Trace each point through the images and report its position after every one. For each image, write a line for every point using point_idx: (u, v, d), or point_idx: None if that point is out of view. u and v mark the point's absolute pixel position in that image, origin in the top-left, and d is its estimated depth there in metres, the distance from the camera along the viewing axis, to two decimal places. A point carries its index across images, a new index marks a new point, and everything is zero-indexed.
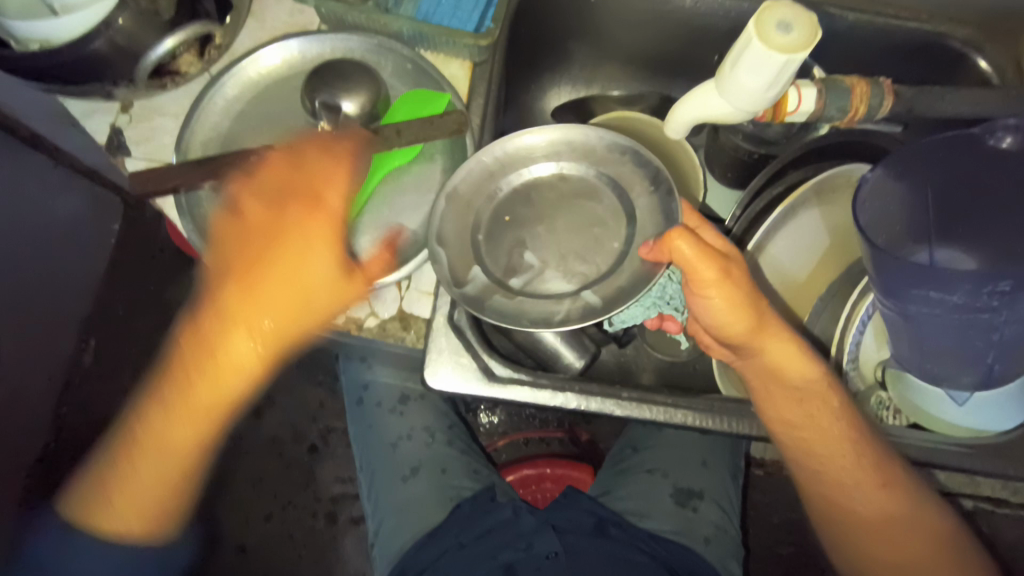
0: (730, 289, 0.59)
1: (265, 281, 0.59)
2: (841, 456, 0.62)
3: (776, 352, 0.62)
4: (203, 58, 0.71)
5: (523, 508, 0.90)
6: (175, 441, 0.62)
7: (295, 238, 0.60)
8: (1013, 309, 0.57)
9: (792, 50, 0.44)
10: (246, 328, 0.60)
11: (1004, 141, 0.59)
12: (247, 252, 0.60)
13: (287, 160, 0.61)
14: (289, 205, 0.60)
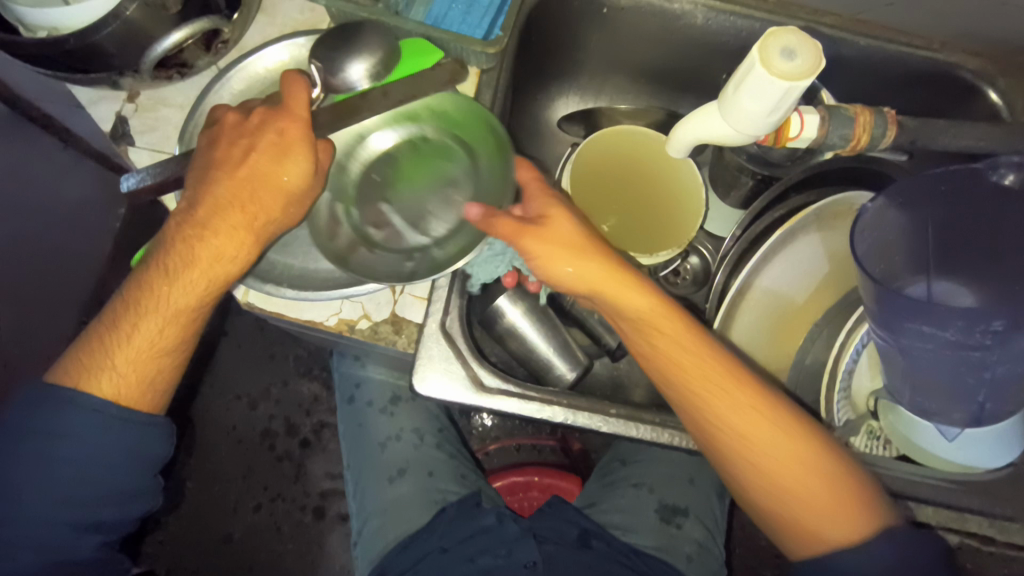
0: (563, 250, 0.60)
1: (245, 183, 0.60)
2: (720, 396, 0.59)
3: (644, 312, 0.61)
4: (210, 52, 0.71)
5: (507, 516, 0.89)
6: (150, 333, 0.59)
7: (254, 154, 0.60)
8: (1005, 349, 0.58)
9: (793, 78, 0.44)
10: (219, 224, 0.59)
11: (1006, 177, 0.60)
12: (215, 163, 0.60)
13: (227, 118, 0.62)
14: (267, 115, 0.61)
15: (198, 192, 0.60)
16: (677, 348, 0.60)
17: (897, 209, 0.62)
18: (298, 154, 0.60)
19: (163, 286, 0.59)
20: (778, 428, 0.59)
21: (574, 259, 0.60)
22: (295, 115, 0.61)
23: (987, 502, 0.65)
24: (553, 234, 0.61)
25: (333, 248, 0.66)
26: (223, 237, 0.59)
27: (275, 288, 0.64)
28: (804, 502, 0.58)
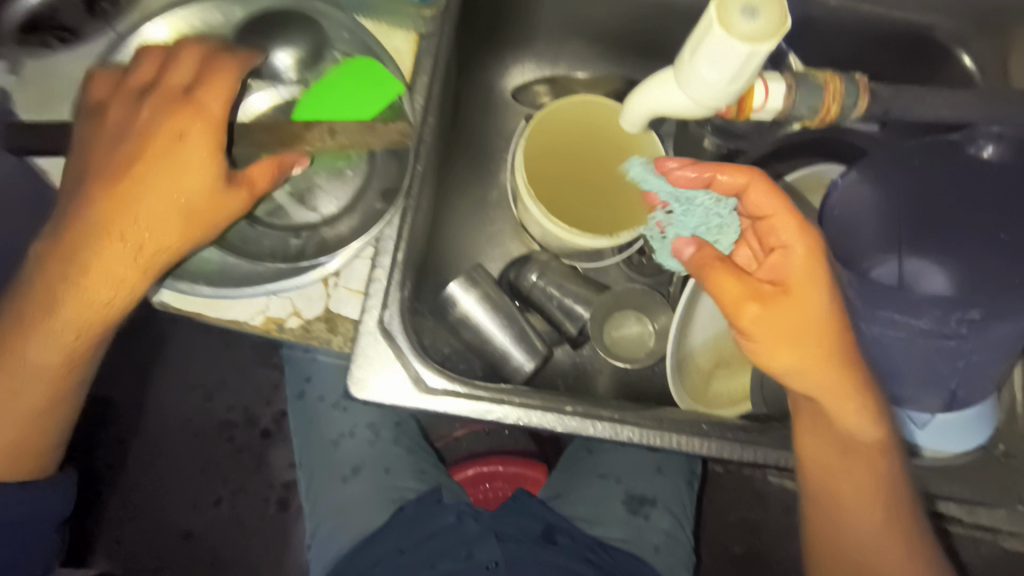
0: (773, 314, 0.51)
1: (142, 194, 0.53)
2: (861, 483, 0.55)
3: (841, 405, 0.53)
4: (96, 16, 0.62)
5: (468, 513, 0.85)
6: (27, 383, 0.55)
7: (144, 172, 0.53)
8: (980, 338, 0.55)
9: (755, 41, 0.39)
10: (106, 257, 0.53)
11: (985, 150, 0.58)
12: (112, 176, 0.54)
13: (127, 111, 0.56)
14: (182, 109, 0.55)
15: (84, 210, 0.53)
16: (836, 381, 0.52)
17: (872, 189, 0.59)
18: (199, 163, 0.54)
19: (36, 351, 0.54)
20: (866, 452, 0.55)
21: (785, 299, 0.51)
22: (208, 112, 0.55)
23: (958, 488, 0.60)
24: (789, 308, 0.51)
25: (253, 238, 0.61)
26: (108, 276, 0.53)
27: (191, 287, 0.58)
28: (862, 529, 0.55)
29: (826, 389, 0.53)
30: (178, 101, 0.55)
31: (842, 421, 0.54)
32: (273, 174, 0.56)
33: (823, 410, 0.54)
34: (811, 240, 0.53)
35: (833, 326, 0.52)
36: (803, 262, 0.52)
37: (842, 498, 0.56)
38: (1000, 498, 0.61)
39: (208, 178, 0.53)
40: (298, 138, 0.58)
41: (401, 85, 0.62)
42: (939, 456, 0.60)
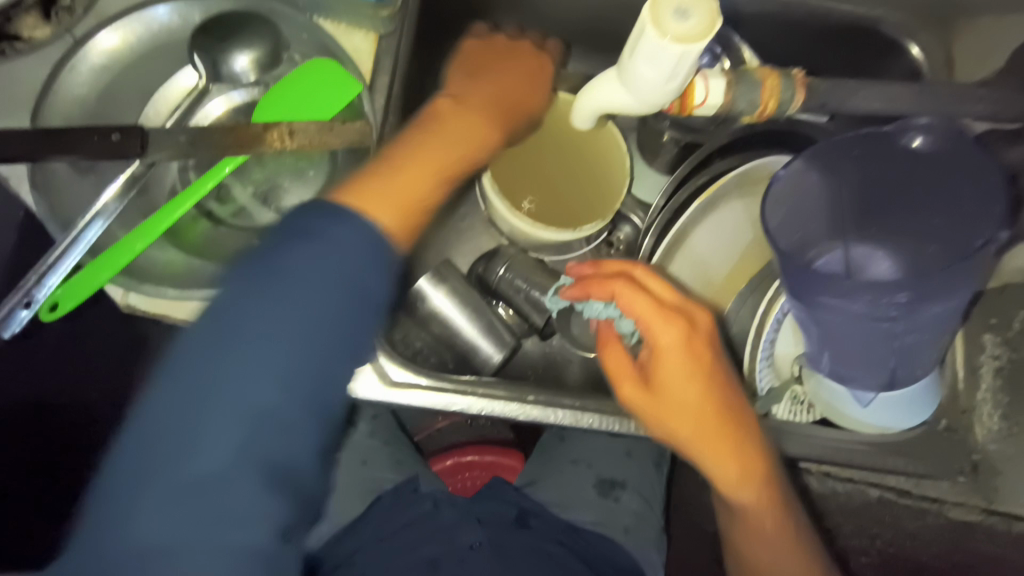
0: (653, 398, 0.58)
1: (460, 123, 0.61)
2: (765, 526, 0.61)
3: (729, 475, 0.59)
4: (51, 22, 0.61)
5: (444, 500, 0.88)
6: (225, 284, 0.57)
7: (483, 92, 0.65)
8: (913, 319, 0.57)
9: (686, 40, 0.40)
10: (435, 142, 0.58)
11: (914, 141, 0.57)
12: (457, 119, 0.61)
13: (465, 79, 0.65)
14: (471, 101, 0.64)
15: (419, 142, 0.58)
16: (721, 448, 0.58)
17: (818, 176, 0.60)
18: (501, 118, 0.65)
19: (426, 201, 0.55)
20: (762, 509, 0.61)
21: (661, 395, 0.57)
22: (502, 81, 0.67)
23: (902, 461, 0.67)
24: (656, 395, 0.58)
25: (220, 240, 0.63)
26: (446, 151, 0.59)
27: (157, 290, 0.58)
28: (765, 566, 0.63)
29: (714, 457, 0.59)
30: (495, 94, 0.66)
31: (729, 481, 0.60)
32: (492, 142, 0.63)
33: (717, 476, 0.59)
34: (693, 335, 0.57)
35: (717, 412, 0.58)
36: (672, 360, 0.57)
37: (752, 538, 0.62)
38: (940, 471, 0.67)
39: (503, 129, 0.65)
40: (257, 138, 0.59)
41: (360, 86, 0.62)
42: (885, 433, 0.66)
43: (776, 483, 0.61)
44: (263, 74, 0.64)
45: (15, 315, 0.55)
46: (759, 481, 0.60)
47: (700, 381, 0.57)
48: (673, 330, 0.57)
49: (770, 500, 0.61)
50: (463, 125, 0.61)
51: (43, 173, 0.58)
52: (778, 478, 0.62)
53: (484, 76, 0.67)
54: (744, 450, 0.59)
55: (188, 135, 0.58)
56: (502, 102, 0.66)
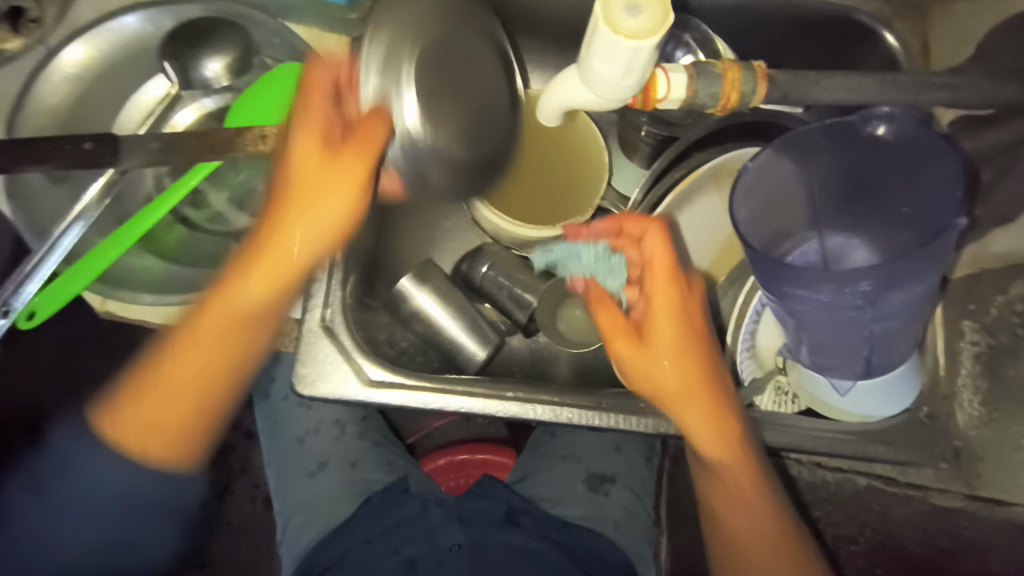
0: (637, 353, 0.61)
1: (314, 186, 0.54)
2: (762, 524, 0.62)
3: (706, 439, 0.62)
4: (20, 34, 0.61)
5: (433, 500, 0.87)
6: (189, 382, 0.60)
7: (306, 148, 0.54)
8: (880, 308, 0.56)
9: (637, 36, 0.41)
10: (285, 227, 0.55)
11: (879, 129, 0.57)
12: (309, 171, 0.54)
13: (318, 132, 0.54)
14: (378, 126, 0.53)
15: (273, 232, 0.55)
16: (697, 410, 0.61)
17: (785, 167, 0.59)
18: (351, 195, 0.54)
19: (256, 307, 0.58)
20: (740, 474, 0.62)
21: (651, 353, 0.61)
22: (367, 143, 0.53)
23: (883, 450, 0.66)
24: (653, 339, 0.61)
25: (195, 245, 0.63)
26: (291, 249, 0.56)
27: (131, 296, 0.58)
28: (746, 538, 0.64)
29: (689, 418, 0.61)
30: (376, 114, 0.53)
31: (723, 466, 0.62)
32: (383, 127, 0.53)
33: (690, 431, 0.62)
34: (684, 298, 0.61)
35: (700, 374, 0.61)
36: (661, 324, 0.61)
37: (729, 506, 0.64)
38: (922, 458, 0.66)
39: (345, 211, 0.55)
40: (231, 142, 0.60)
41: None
42: (868, 422, 0.67)
43: (759, 460, 0.63)
44: (235, 79, 0.64)
45: None
46: (735, 444, 0.61)
47: (682, 338, 0.61)
48: (661, 289, 0.61)
49: (750, 465, 0.62)
50: (331, 184, 0.53)
51: (19, 183, 0.59)
52: (754, 448, 0.63)
53: (375, 114, 0.54)
54: (722, 415, 0.62)
55: (160, 142, 0.59)
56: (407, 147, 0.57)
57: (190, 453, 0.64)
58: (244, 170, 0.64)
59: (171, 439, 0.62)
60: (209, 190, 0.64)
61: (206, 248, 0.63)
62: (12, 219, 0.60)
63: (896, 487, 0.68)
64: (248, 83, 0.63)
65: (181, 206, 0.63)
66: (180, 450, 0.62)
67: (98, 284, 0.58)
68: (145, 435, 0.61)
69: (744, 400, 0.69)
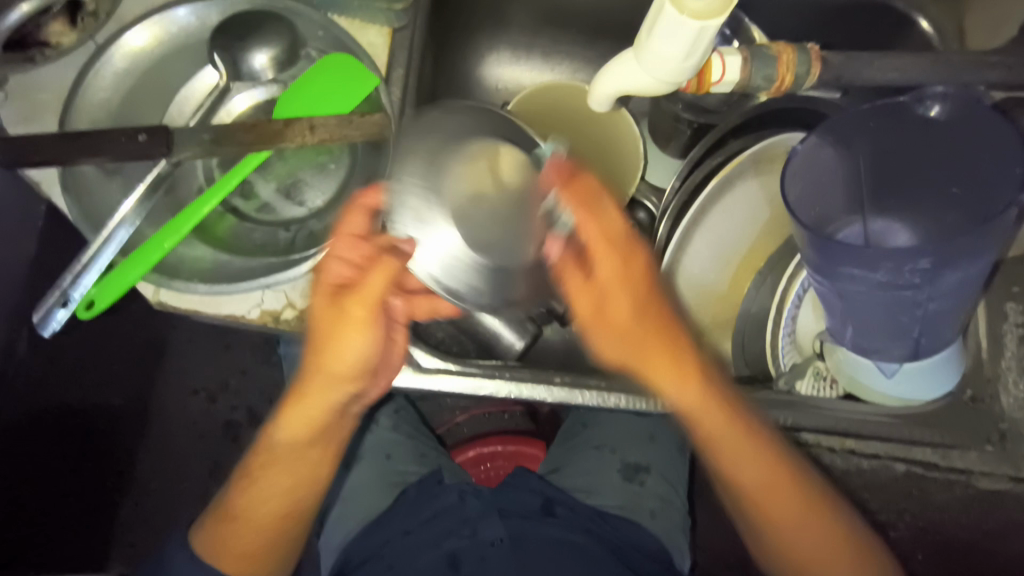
0: (630, 290, 0.53)
1: (331, 327, 0.55)
2: (812, 530, 0.61)
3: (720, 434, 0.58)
4: (77, 28, 0.63)
5: (470, 491, 0.88)
6: (287, 473, 0.63)
7: (338, 305, 0.54)
8: (935, 287, 0.57)
9: (704, 16, 0.41)
10: (326, 358, 0.56)
11: (932, 110, 0.57)
12: (330, 306, 0.54)
13: (335, 287, 0.54)
14: (593, 219, 0.52)
15: (329, 347, 0.56)
16: (674, 375, 0.55)
17: (834, 149, 0.60)
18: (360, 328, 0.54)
19: (367, 360, 0.57)
20: (735, 445, 0.58)
21: (596, 286, 0.54)
22: (380, 274, 0.52)
23: (928, 433, 0.66)
24: (607, 274, 0.53)
25: (245, 233, 0.64)
26: (338, 365, 0.57)
27: (184, 285, 0.59)
28: (747, 485, 0.60)
29: (661, 371, 0.55)
30: (605, 235, 0.53)
31: (740, 472, 0.60)
32: (396, 271, 0.53)
33: (686, 400, 0.56)
34: (650, 267, 0.54)
35: (667, 337, 0.55)
36: (636, 287, 0.53)
37: (735, 466, 0.59)
38: (969, 441, 0.66)
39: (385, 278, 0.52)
40: (279, 133, 0.60)
41: (376, 80, 0.63)
42: (909, 405, 0.66)
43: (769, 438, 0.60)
44: (280, 72, 0.65)
45: (53, 314, 0.57)
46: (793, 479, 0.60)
47: (645, 308, 0.54)
48: (607, 281, 0.53)
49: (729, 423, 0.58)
50: (353, 308, 0.53)
51: (73, 176, 0.60)
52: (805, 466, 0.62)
53: (585, 201, 0.53)
54: (703, 378, 0.57)
55: (211, 133, 0.60)
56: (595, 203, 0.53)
57: (271, 562, 0.66)
58: (290, 162, 0.65)
59: (260, 549, 0.64)
60: (258, 181, 0.65)
61: (253, 238, 0.64)
62: (66, 212, 0.60)
63: (937, 472, 0.66)
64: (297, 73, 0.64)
65: (231, 196, 0.64)
66: (268, 558, 0.65)
67: (151, 275, 0.59)
68: (231, 545, 0.63)
69: (784, 385, 0.70)
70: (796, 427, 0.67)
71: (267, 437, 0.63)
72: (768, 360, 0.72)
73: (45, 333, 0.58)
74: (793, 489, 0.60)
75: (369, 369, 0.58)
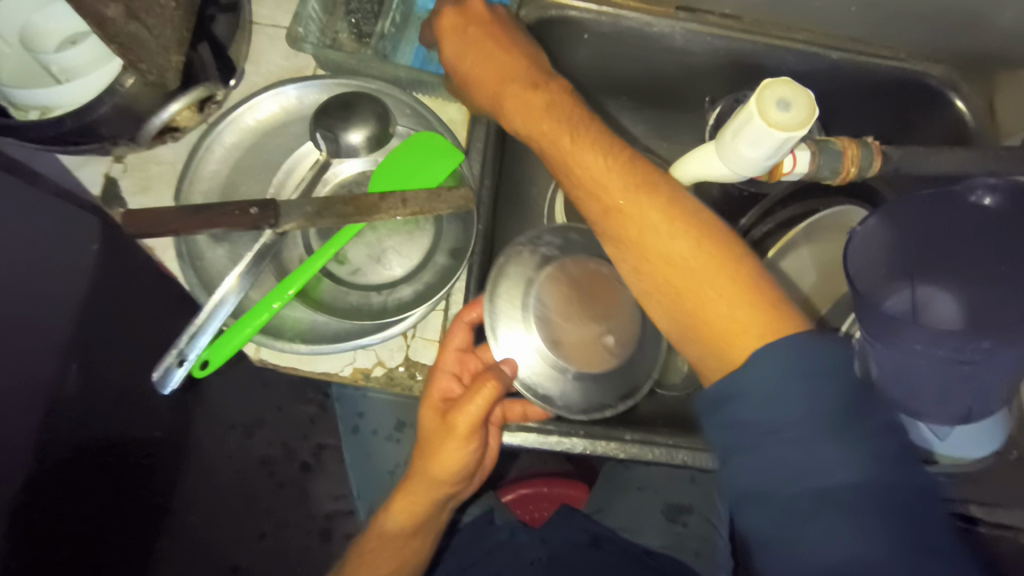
0: (534, 95, 0.62)
1: (444, 440, 0.63)
2: (742, 316, 0.49)
3: (649, 223, 0.55)
4: (203, 113, 0.69)
5: (520, 529, 0.93)
6: (391, 559, 0.70)
7: (450, 418, 0.62)
8: (993, 365, 0.61)
9: (791, 129, 0.46)
10: (446, 451, 0.63)
11: (983, 200, 0.62)
12: (438, 423, 0.64)
13: (435, 409, 0.64)
14: (466, 38, 0.66)
15: (432, 456, 0.64)
16: (646, 213, 0.55)
17: (890, 231, 0.65)
18: (458, 446, 0.62)
19: (466, 466, 0.64)
20: (693, 257, 0.53)
21: (512, 99, 0.63)
22: (455, 346, 0.66)
23: (973, 489, 0.71)
24: (514, 93, 0.63)
25: (341, 296, 0.68)
26: (448, 462, 0.63)
27: (289, 345, 0.64)
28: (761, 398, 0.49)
29: (640, 237, 0.56)
30: (533, 86, 0.63)
31: (710, 313, 0.51)
32: (478, 416, 0.61)
33: (671, 249, 0.54)
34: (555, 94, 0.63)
35: (625, 181, 0.57)
36: (600, 173, 0.58)
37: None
38: (1012, 499, 0.70)
39: (468, 443, 0.62)
40: (377, 205, 0.66)
41: (462, 155, 0.69)
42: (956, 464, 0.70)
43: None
44: (373, 148, 0.70)
45: (171, 374, 0.61)
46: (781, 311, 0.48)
47: (591, 134, 0.60)
48: (537, 74, 0.64)
49: (747, 279, 0.51)
50: (455, 424, 0.61)
51: (188, 244, 0.66)
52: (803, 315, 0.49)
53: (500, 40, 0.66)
54: (710, 240, 0.54)
55: (314, 206, 0.65)
56: (513, 37, 0.67)
57: None
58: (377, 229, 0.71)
59: None
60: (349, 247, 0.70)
61: (346, 301, 0.68)
62: (178, 276, 0.66)
63: (986, 525, 0.69)
64: (392, 150, 0.70)
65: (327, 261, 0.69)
66: None
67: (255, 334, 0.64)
68: None
69: None
70: None
71: (377, 524, 0.72)
72: None
73: (163, 391, 0.61)
74: (744, 299, 0.50)
75: (466, 472, 0.66)
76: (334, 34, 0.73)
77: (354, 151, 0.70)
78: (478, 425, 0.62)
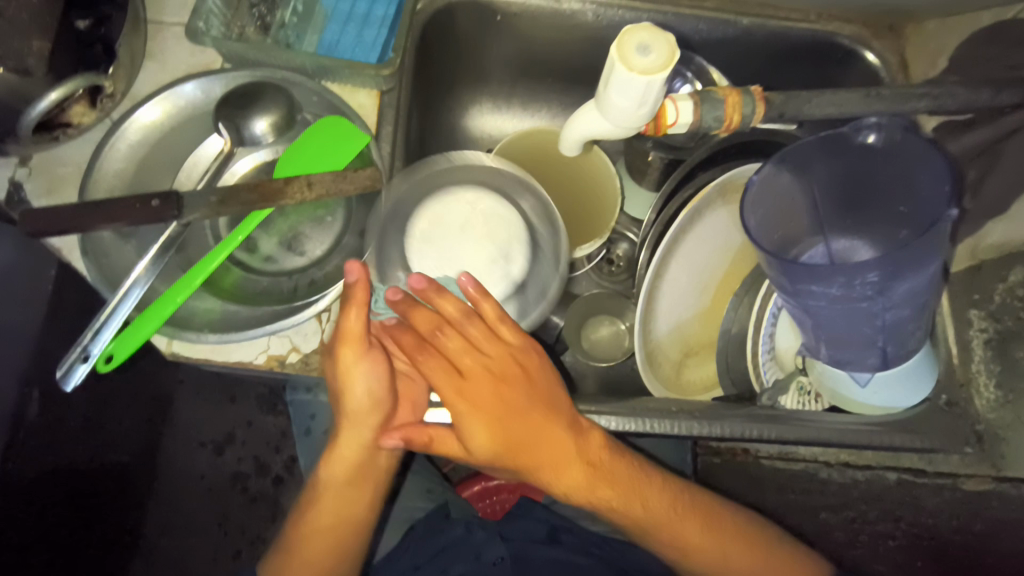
0: (484, 417, 0.63)
1: (342, 379, 0.64)
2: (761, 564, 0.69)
3: (586, 485, 0.66)
4: (96, 108, 0.69)
5: (476, 523, 0.90)
6: (335, 506, 0.68)
7: (342, 347, 0.61)
8: (889, 296, 0.59)
9: (650, 73, 0.49)
10: (347, 369, 0.62)
11: (869, 138, 0.62)
12: (329, 358, 0.63)
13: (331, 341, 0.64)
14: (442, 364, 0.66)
15: (338, 388, 0.64)
16: (550, 469, 0.64)
17: (789, 176, 0.65)
18: (356, 365, 0.62)
19: (371, 391, 0.64)
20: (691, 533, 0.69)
21: (458, 428, 0.64)
22: (358, 316, 0.61)
23: (908, 438, 0.69)
24: (466, 437, 0.63)
25: (251, 284, 0.70)
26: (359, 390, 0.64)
27: (198, 334, 0.64)
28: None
29: (537, 457, 0.64)
30: (493, 380, 0.65)
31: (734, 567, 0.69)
32: (361, 305, 0.61)
33: (478, 457, 0.64)
34: (517, 398, 0.64)
35: (533, 413, 0.64)
36: (487, 402, 0.64)
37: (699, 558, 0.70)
38: (949, 444, 0.69)
39: (364, 376, 0.63)
40: (279, 191, 0.64)
41: (366, 137, 0.68)
42: (889, 413, 0.70)
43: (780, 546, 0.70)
44: (280, 136, 0.72)
45: (74, 369, 0.60)
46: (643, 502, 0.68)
47: (527, 407, 0.64)
48: (473, 373, 0.65)
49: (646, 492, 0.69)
50: (342, 354, 0.62)
51: (91, 241, 0.66)
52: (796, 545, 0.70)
53: (436, 302, 0.63)
54: (597, 467, 0.66)
55: (217, 195, 0.64)
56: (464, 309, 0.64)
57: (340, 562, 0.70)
58: (291, 217, 0.72)
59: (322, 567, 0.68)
60: (260, 236, 0.71)
61: (261, 288, 0.70)
62: (86, 274, 0.66)
63: (925, 478, 0.70)
64: (296, 138, 0.69)
65: (236, 250, 0.70)
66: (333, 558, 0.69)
67: (165, 326, 0.64)
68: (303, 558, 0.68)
69: (767, 400, 0.73)
70: (782, 440, 0.69)
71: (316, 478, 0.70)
72: (752, 377, 0.76)
73: (66, 389, 0.61)
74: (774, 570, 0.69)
75: (381, 404, 0.66)
76: (239, 29, 0.71)
77: (258, 141, 0.71)
78: (355, 332, 0.61)
